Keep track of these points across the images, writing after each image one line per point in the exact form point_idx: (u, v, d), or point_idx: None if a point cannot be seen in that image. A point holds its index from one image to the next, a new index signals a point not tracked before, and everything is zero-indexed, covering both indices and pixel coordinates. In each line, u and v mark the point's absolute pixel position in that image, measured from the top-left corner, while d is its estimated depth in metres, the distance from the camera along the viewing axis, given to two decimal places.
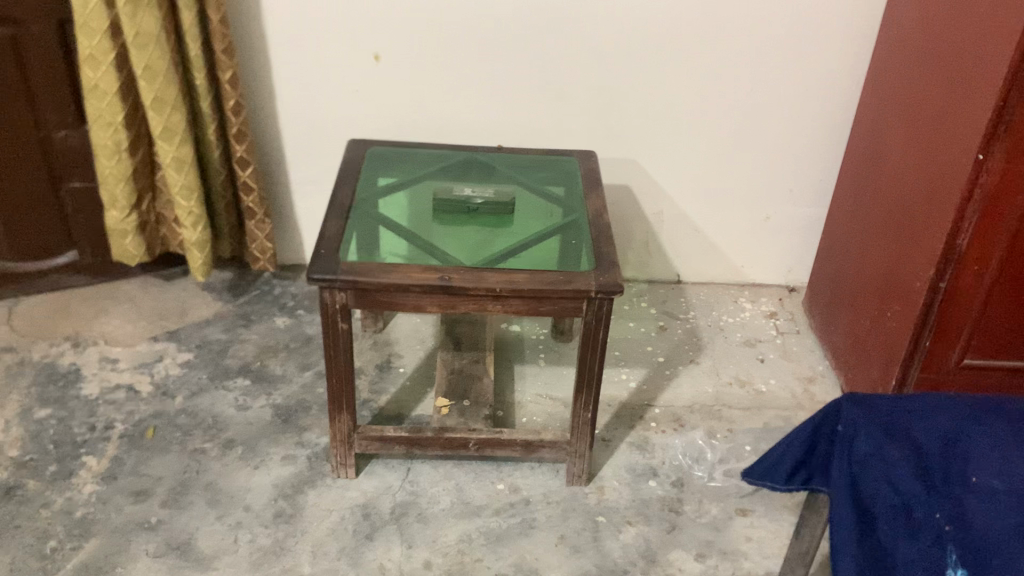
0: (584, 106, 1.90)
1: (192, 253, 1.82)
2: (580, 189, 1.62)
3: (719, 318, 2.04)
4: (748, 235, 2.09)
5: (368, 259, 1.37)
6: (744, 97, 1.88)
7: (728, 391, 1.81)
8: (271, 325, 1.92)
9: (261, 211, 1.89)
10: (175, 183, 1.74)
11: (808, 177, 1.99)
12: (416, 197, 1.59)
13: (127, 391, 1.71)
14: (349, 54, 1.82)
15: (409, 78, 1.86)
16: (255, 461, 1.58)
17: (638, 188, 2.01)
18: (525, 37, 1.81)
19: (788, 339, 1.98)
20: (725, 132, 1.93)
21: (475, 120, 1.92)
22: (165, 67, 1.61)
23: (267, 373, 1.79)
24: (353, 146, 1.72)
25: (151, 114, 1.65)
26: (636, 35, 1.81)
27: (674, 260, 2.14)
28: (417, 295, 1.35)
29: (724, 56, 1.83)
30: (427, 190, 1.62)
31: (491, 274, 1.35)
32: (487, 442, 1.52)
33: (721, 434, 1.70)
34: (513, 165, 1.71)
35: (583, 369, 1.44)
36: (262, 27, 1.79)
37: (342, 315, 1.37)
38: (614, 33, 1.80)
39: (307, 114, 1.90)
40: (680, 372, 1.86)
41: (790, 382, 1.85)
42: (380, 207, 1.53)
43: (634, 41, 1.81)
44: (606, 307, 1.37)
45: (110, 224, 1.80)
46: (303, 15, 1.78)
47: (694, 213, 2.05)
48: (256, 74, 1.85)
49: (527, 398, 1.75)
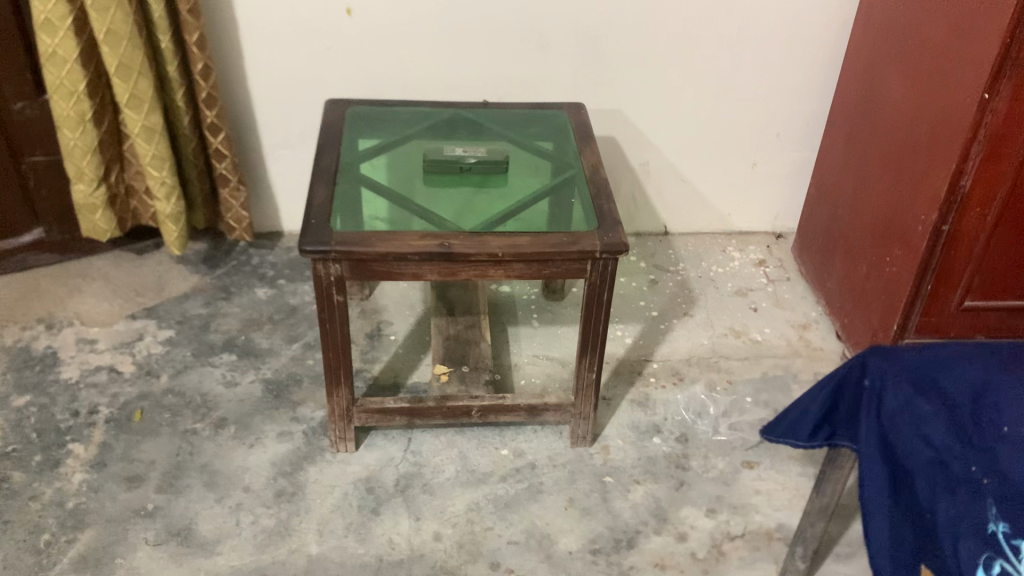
0: (569, 56, 1.84)
1: (166, 226, 1.72)
2: (573, 144, 1.56)
3: (709, 269, 2.01)
4: (735, 183, 2.05)
5: (360, 228, 1.31)
6: (730, 44, 1.84)
7: (724, 342, 1.80)
8: (253, 297, 1.85)
9: (236, 178, 1.79)
10: (144, 154, 1.64)
11: (795, 122, 1.96)
12: (404, 158, 1.52)
13: (109, 373, 1.64)
14: (322, 7, 1.73)
15: (386, 30, 1.78)
16: (250, 440, 1.53)
17: (625, 139, 1.97)
18: None
19: (779, 287, 1.96)
20: (714, 80, 1.89)
21: (456, 75, 1.85)
22: (129, 31, 1.51)
23: (254, 347, 1.73)
24: (333, 106, 1.63)
25: (116, 82, 1.55)
26: None
27: (662, 212, 2.10)
28: (416, 263, 1.30)
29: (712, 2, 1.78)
30: (415, 150, 1.55)
31: (492, 238, 1.30)
32: (490, 409, 1.48)
33: (721, 386, 1.68)
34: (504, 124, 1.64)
35: (587, 331, 1.40)
36: None
37: (337, 287, 1.32)
38: None
39: (279, 76, 1.81)
40: (675, 326, 1.83)
41: (785, 331, 1.84)
42: (367, 170, 1.47)
43: None
44: (611, 267, 1.33)
45: (77, 200, 1.71)
46: None
47: (681, 164, 2.01)
48: (223, 36, 1.75)
49: (524, 359, 1.72)
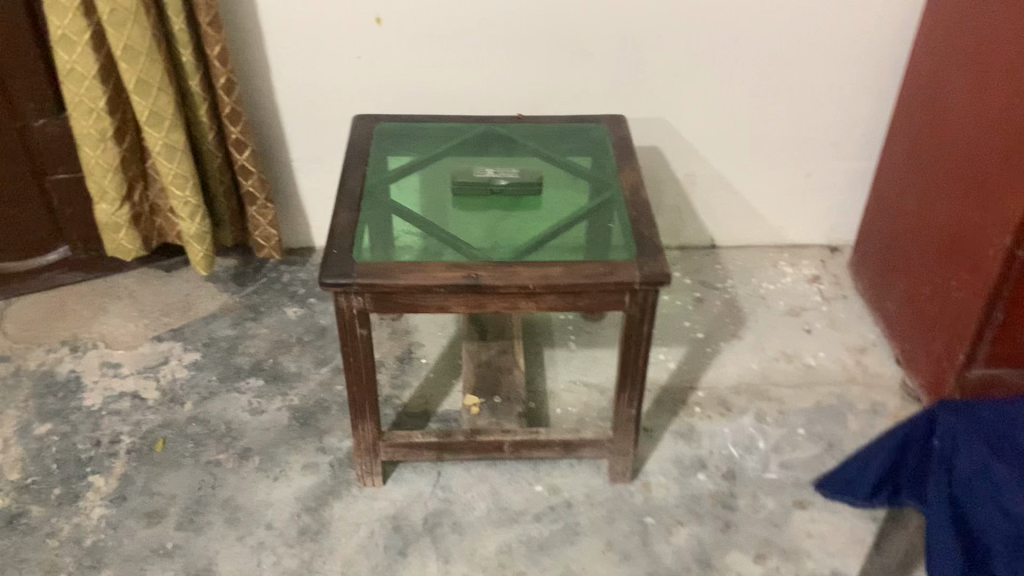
0: (609, 62, 1.74)
1: (191, 246, 1.66)
2: (612, 161, 1.47)
3: (759, 286, 1.90)
4: (787, 193, 1.93)
5: (383, 258, 1.24)
6: (782, 48, 1.72)
7: (775, 368, 1.69)
8: (282, 316, 1.78)
9: (264, 195, 1.73)
10: (167, 173, 1.57)
11: (852, 129, 1.83)
12: (432, 178, 1.44)
13: (132, 399, 1.59)
14: (349, 16, 1.65)
15: (417, 39, 1.69)
16: (274, 472, 1.47)
17: (668, 149, 1.86)
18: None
19: (834, 305, 1.85)
20: (764, 86, 1.77)
21: (490, 85, 1.77)
22: (147, 46, 1.45)
23: (282, 371, 1.66)
24: (360, 122, 1.55)
25: (135, 99, 1.49)
26: None
27: (709, 224, 1.99)
28: (442, 295, 1.22)
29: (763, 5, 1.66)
30: (444, 169, 1.46)
31: (522, 268, 1.21)
32: (523, 444, 1.40)
33: (772, 417, 1.58)
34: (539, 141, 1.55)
35: (627, 364, 1.31)
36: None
37: (360, 320, 1.24)
38: None
39: (306, 88, 1.74)
40: (722, 349, 1.73)
41: (840, 355, 1.72)
42: (393, 192, 1.39)
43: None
44: (652, 298, 1.23)
45: (101, 219, 1.66)
46: None
47: (728, 173, 1.90)
48: (247, 48, 1.68)
49: (560, 386, 1.63)
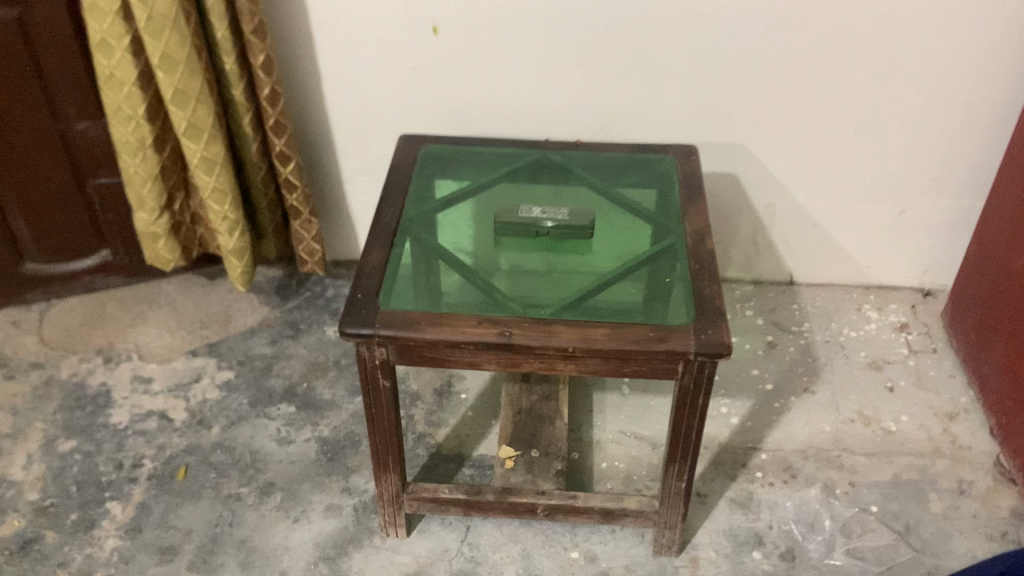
0: (685, 81, 1.58)
1: (229, 261, 1.58)
2: (676, 201, 1.32)
3: (839, 332, 1.72)
4: (878, 232, 1.75)
5: (411, 306, 1.12)
6: (881, 76, 1.54)
7: (849, 431, 1.52)
8: (322, 336, 1.70)
9: (308, 210, 1.64)
10: (205, 186, 1.49)
11: (956, 166, 1.64)
12: (477, 214, 1.32)
13: (159, 420, 1.53)
14: (404, 25, 1.53)
15: (476, 50, 1.57)
16: (295, 513, 1.38)
17: (746, 178, 1.70)
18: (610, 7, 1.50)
19: (922, 360, 1.66)
20: (856, 116, 1.60)
21: (553, 102, 1.63)
22: (187, 55, 1.36)
23: (315, 399, 1.57)
24: (406, 142, 1.44)
25: (173, 110, 1.41)
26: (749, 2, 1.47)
27: (787, 259, 1.82)
28: (472, 352, 1.10)
29: (862, 28, 1.48)
30: (492, 205, 1.34)
31: (563, 328, 1.08)
32: (559, 508, 1.27)
33: (841, 490, 1.42)
34: (598, 175, 1.41)
35: (677, 436, 1.17)
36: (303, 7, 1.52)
37: (383, 371, 1.13)
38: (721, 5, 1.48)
39: (358, 99, 1.63)
40: (790, 406, 1.57)
41: (926, 421, 1.54)
42: (433, 229, 1.27)
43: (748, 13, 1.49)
44: (708, 370, 1.09)
45: (140, 227, 1.60)
46: None
47: (812, 207, 1.73)
48: (297, 56, 1.58)
49: (607, 436, 1.50)
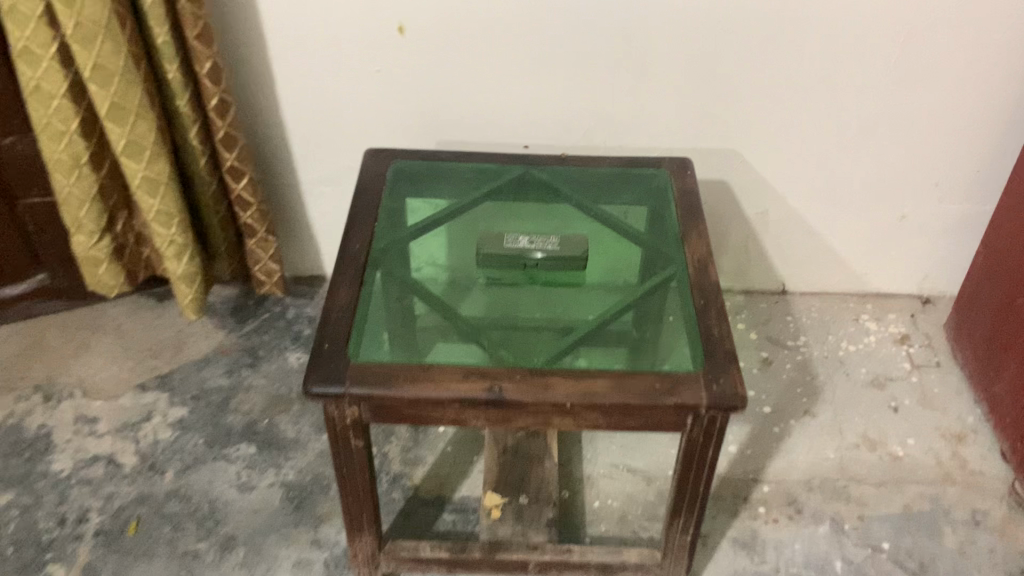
0: (675, 83, 1.46)
1: (179, 287, 1.44)
2: (674, 224, 1.20)
3: (838, 346, 1.63)
4: (877, 238, 1.65)
5: (386, 357, 0.99)
6: (883, 78, 1.43)
7: (854, 457, 1.43)
8: (284, 364, 1.56)
9: (264, 228, 1.50)
10: (148, 208, 1.34)
11: (960, 170, 1.54)
12: (455, 247, 1.20)
13: (106, 466, 1.39)
14: (369, 25, 1.39)
15: (448, 52, 1.43)
16: (260, 571, 1.26)
17: (739, 185, 1.59)
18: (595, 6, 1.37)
19: (926, 375, 1.58)
20: (857, 119, 1.49)
21: (532, 107, 1.50)
22: (123, 65, 1.21)
23: (278, 437, 1.44)
24: (374, 158, 1.30)
25: (110, 126, 1.25)
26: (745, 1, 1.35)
27: (780, 268, 1.71)
28: (456, 409, 0.97)
29: (864, 29, 1.37)
30: (471, 235, 1.22)
31: (559, 380, 0.96)
32: (552, 565, 1.16)
33: (850, 525, 1.33)
34: (587, 195, 1.28)
35: (683, 490, 1.06)
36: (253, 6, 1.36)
37: (355, 430, 1.00)
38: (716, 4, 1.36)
39: (318, 105, 1.49)
40: (791, 430, 1.47)
41: (934, 444, 1.45)
42: (408, 264, 1.14)
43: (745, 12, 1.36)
44: (720, 422, 0.98)
45: (77, 251, 1.44)
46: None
47: (808, 213, 1.62)
48: (249, 60, 1.43)
49: (598, 470, 1.39)
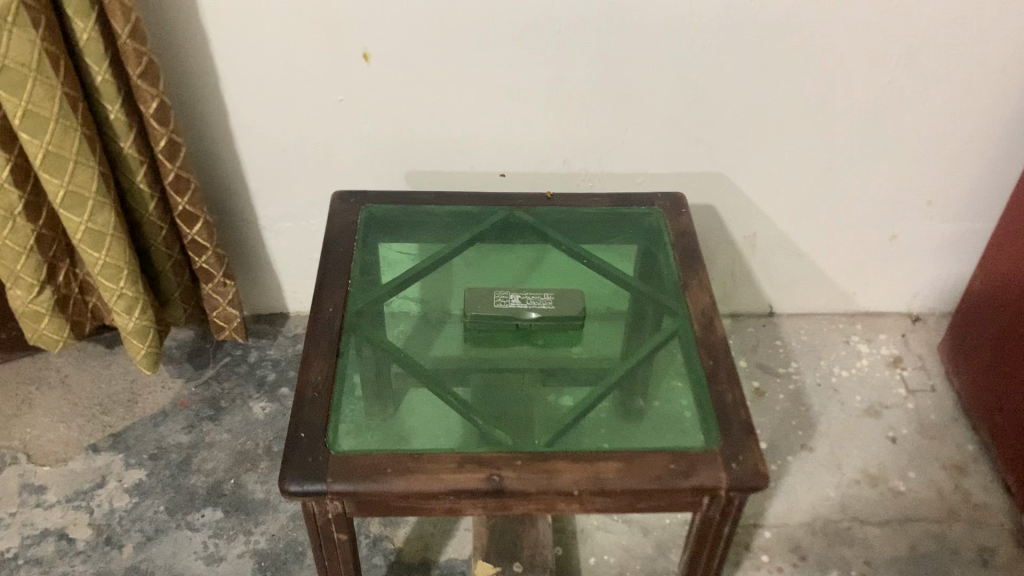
0: (661, 112, 1.37)
1: (131, 342, 1.32)
2: (672, 270, 1.12)
3: (830, 372, 1.57)
4: (866, 260, 1.59)
5: (370, 446, 0.90)
6: (878, 101, 1.35)
7: (856, 495, 1.37)
8: (248, 415, 1.45)
9: (221, 271, 1.38)
10: (93, 261, 1.22)
11: (954, 188, 1.48)
12: (438, 307, 1.10)
13: (57, 542, 1.27)
14: (330, 54, 1.27)
15: (417, 82, 1.32)
16: None
17: (727, 210, 1.51)
18: (575, 34, 1.26)
19: (921, 400, 1.53)
20: (849, 142, 1.41)
21: (509, 137, 1.40)
22: (60, 110, 1.08)
23: (246, 499, 1.33)
24: (343, 203, 1.19)
25: (46, 176, 1.13)
26: (737, 27, 1.26)
27: (768, 291, 1.65)
28: (451, 500, 0.88)
29: (861, 53, 1.29)
30: (454, 293, 1.12)
31: (564, 464, 0.88)
32: None
33: (857, 571, 1.27)
34: (577, 239, 1.19)
35: (696, 565, 0.98)
36: (201, 37, 1.24)
37: (338, 524, 0.91)
38: (705, 30, 1.26)
39: (277, 138, 1.37)
40: (789, 467, 1.41)
41: (935, 476, 1.40)
42: (387, 331, 1.05)
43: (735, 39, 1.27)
44: (739, 501, 0.90)
45: (15, 307, 1.31)
46: (255, 18, 1.22)
47: (797, 236, 1.55)
48: (200, 92, 1.31)
49: (593, 523, 1.32)
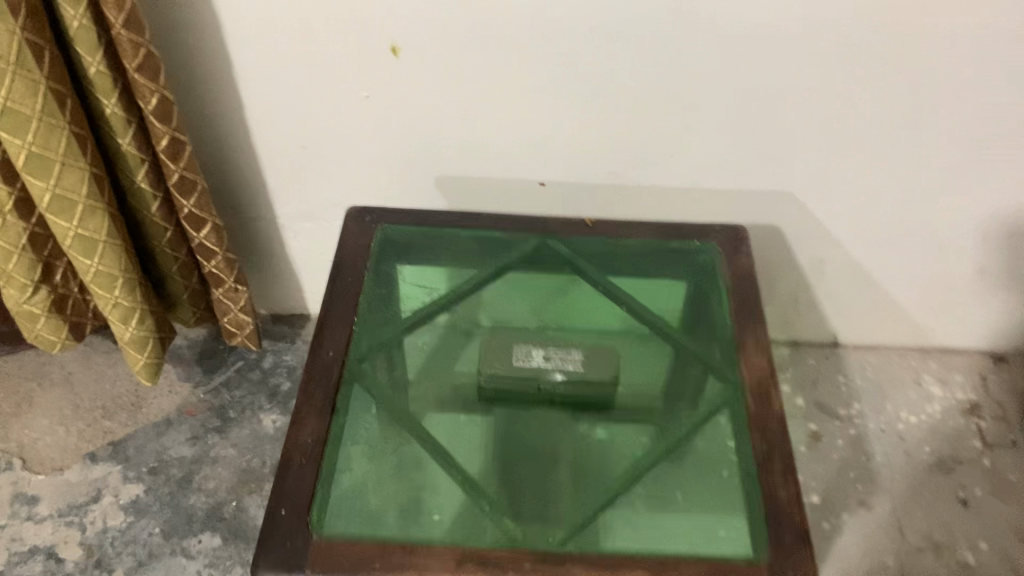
0: (724, 126, 1.20)
1: (130, 351, 1.22)
2: (725, 325, 0.97)
3: (896, 417, 1.42)
4: (947, 295, 1.42)
5: (360, 531, 0.78)
6: (979, 124, 1.17)
7: (917, 565, 1.23)
8: (257, 430, 1.35)
9: (231, 277, 1.27)
10: (86, 268, 1.12)
11: None
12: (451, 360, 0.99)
13: (46, 561, 1.19)
14: (352, 50, 1.13)
15: (449, 82, 1.17)
16: None
17: (793, 233, 1.35)
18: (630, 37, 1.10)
19: (999, 457, 1.36)
20: (940, 168, 1.23)
21: (550, 145, 1.25)
22: (44, 107, 0.97)
23: (247, 526, 1.24)
24: (359, 223, 1.07)
25: (30, 177, 1.02)
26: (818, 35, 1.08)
27: (833, 320, 1.49)
28: None
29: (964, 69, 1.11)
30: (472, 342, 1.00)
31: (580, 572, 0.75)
32: None
33: None
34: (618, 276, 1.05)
35: None
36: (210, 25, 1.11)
37: None
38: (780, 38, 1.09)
39: (295, 136, 1.25)
40: (843, 527, 1.27)
41: (1010, 549, 1.25)
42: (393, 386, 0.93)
43: (814, 48, 1.10)
44: None
45: (9, 306, 1.21)
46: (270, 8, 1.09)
47: (870, 266, 1.38)
48: (211, 85, 1.18)
49: None
